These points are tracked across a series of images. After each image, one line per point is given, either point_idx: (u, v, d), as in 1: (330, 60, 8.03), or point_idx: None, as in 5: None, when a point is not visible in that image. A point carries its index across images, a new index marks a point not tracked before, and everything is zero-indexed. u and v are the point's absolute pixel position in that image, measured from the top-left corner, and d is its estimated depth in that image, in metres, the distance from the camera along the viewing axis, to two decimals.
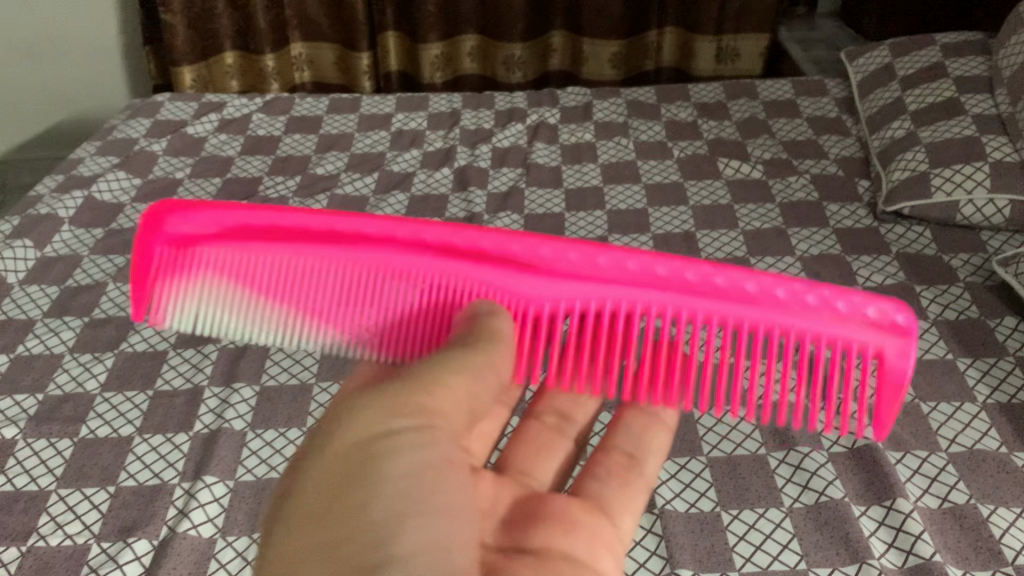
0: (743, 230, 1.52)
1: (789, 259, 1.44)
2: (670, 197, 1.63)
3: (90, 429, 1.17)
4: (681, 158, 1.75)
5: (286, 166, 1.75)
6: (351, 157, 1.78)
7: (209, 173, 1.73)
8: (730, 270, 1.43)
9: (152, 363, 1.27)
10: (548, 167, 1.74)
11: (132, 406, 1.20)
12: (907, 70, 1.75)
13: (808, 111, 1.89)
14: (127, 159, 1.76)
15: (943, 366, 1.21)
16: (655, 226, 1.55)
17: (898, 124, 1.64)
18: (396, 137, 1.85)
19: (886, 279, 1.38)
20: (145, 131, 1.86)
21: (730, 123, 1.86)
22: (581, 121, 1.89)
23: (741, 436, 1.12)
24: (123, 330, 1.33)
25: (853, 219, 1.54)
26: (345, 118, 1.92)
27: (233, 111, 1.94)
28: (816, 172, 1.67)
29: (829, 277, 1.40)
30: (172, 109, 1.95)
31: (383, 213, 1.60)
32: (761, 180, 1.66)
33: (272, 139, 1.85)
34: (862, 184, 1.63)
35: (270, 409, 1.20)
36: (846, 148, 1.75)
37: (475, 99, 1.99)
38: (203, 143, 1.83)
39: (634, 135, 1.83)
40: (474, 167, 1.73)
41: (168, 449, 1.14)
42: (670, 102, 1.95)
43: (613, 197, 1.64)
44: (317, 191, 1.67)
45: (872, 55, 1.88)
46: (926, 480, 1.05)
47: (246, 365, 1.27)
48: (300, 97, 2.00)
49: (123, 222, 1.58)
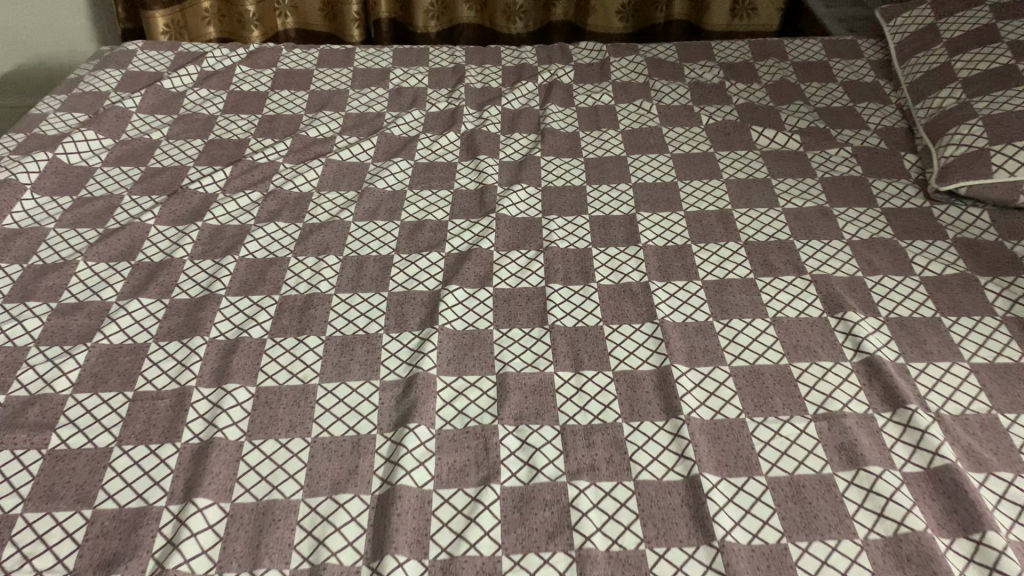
0: (785, 208, 1.39)
1: (837, 243, 1.31)
2: (700, 170, 1.49)
3: (61, 439, 1.02)
4: (710, 125, 1.59)
5: (274, 128, 1.58)
6: (345, 118, 1.62)
7: (189, 134, 1.56)
8: (774, 255, 1.30)
9: (131, 360, 1.12)
10: (564, 134, 1.59)
11: (110, 411, 1.05)
12: (953, 33, 1.61)
13: (842, 73, 1.73)
14: (95, 116, 1.57)
15: (1018, 371, 1.09)
16: (686, 204, 1.41)
17: (948, 92, 1.51)
18: (394, 95, 1.68)
19: (945, 269, 1.26)
20: (115, 84, 1.67)
21: (760, 86, 1.69)
22: (597, 81, 1.73)
23: (803, 452, 1.01)
24: (97, 319, 1.18)
25: (903, 198, 1.40)
26: (338, 73, 1.74)
27: (213, 62, 1.75)
28: (857, 144, 1.53)
29: (881, 265, 1.27)
30: (146, 59, 1.76)
31: (384, 184, 1.45)
32: (799, 151, 1.51)
33: (258, 95, 1.67)
34: (908, 158, 1.49)
35: (269, 415, 1.05)
36: (887, 117, 1.60)
37: (480, 54, 1.81)
38: (180, 98, 1.65)
39: (656, 98, 1.67)
40: (483, 132, 1.58)
41: (153, 464, 0.99)
42: (694, 61, 1.78)
43: (638, 169, 1.50)
44: (311, 156, 1.51)
45: (912, 14, 1.74)
46: (1015, 508, 0.94)
47: (238, 363, 1.12)
48: (286, 49, 1.81)
49: (94, 190, 1.41)
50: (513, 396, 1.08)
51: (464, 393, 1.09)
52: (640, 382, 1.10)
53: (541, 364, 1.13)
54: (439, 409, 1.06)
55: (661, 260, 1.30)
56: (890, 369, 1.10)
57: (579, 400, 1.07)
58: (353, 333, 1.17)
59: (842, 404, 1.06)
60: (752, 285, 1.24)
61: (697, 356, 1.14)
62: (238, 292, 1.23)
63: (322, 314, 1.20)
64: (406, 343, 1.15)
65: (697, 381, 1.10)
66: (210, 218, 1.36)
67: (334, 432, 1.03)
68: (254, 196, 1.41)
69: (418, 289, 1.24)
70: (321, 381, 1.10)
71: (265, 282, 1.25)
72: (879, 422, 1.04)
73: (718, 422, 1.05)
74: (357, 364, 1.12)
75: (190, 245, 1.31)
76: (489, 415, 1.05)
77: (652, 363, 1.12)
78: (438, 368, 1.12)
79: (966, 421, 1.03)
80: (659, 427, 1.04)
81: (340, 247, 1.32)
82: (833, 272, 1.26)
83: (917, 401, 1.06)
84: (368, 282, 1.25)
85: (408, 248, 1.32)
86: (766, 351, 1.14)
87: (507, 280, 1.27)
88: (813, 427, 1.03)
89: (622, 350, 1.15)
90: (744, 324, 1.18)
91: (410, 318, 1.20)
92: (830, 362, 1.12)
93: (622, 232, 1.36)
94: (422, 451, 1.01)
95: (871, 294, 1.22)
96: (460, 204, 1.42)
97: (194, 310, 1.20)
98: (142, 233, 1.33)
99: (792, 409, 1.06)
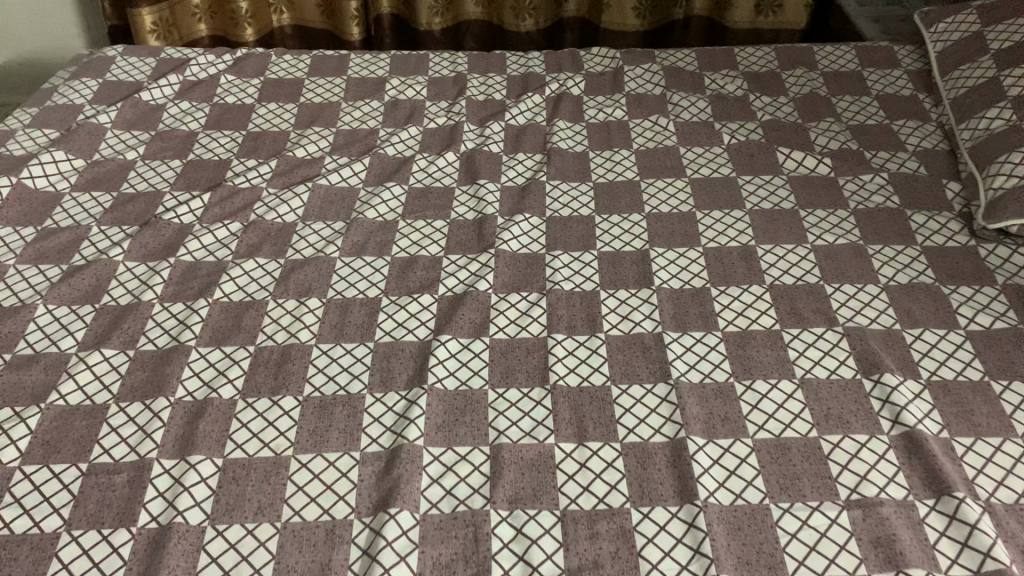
0: (814, 245, 1.26)
1: (872, 289, 1.18)
2: (721, 198, 1.36)
3: (3, 522, 0.91)
4: (733, 144, 1.46)
5: (258, 146, 1.47)
6: (336, 135, 1.50)
7: (167, 154, 1.44)
8: (802, 302, 1.17)
9: (87, 424, 1.01)
10: (572, 154, 1.46)
11: (60, 488, 0.94)
12: (1001, 44, 1.47)
13: (876, 86, 1.59)
14: (67, 133, 1.45)
15: None
16: (704, 238, 1.29)
17: (996, 113, 1.37)
18: (390, 109, 1.56)
19: (994, 321, 1.13)
20: (91, 96, 1.56)
21: (787, 101, 1.57)
22: (609, 92, 1.60)
23: (834, 549, 0.89)
24: (53, 375, 1.07)
25: (945, 235, 1.27)
26: (330, 82, 1.62)
27: (196, 70, 1.63)
28: (894, 170, 1.39)
29: (922, 315, 1.14)
30: (125, 67, 1.64)
31: (376, 213, 1.33)
32: (830, 178, 1.38)
33: (243, 108, 1.55)
34: (951, 187, 1.36)
35: (236, 494, 0.94)
36: (926, 137, 1.47)
37: (484, 61, 1.69)
38: (159, 112, 1.53)
39: (673, 113, 1.54)
40: (485, 152, 1.46)
41: (103, 554, 0.89)
42: (715, 70, 1.65)
43: (653, 195, 1.37)
44: (296, 181, 1.39)
45: (955, 20, 1.59)
46: None
47: (205, 429, 1.01)
48: (276, 55, 1.69)
49: (60, 219, 1.30)
50: (508, 474, 0.96)
51: (454, 468, 0.97)
52: (651, 458, 0.98)
53: (541, 433, 1.01)
54: (424, 489, 0.95)
55: (677, 306, 1.18)
56: (933, 446, 0.98)
57: (582, 479, 0.96)
58: (333, 394, 1.05)
59: (879, 488, 0.94)
60: (777, 339, 1.12)
61: (716, 426, 1.02)
62: (209, 342, 1.12)
63: (299, 370, 1.08)
64: (392, 406, 1.04)
65: (715, 457, 0.98)
66: (184, 253, 1.25)
67: (307, 516, 0.92)
68: (233, 227, 1.30)
69: (407, 340, 1.13)
70: (294, 453, 0.98)
71: (239, 330, 1.14)
72: (921, 512, 0.92)
73: (739, 508, 0.93)
74: (336, 432, 1.01)
75: (160, 285, 1.19)
76: (481, 497, 0.94)
77: (665, 434, 1.01)
78: (425, 438, 1.00)
79: (1020, 513, 0.92)
80: (672, 514, 0.92)
81: (324, 287, 1.20)
82: (868, 324, 1.14)
83: (964, 487, 0.94)
84: (353, 331, 1.14)
85: (397, 289, 1.21)
86: (792, 420, 1.02)
87: (505, 328, 1.15)
88: (846, 517, 0.92)
89: (632, 417, 1.03)
90: (768, 387, 1.06)
91: (397, 375, 1.08)
92: (865, 436, 1.00)
93: (633, 271, 1.23)
94: (404, 542, 0.90)
95: (911, 351, 1.10)
96: (457, 237, 1.30)
97: (160, 364, 1.09)
98: (109, 270, 1.21)
99: (822, 494, 0.94)
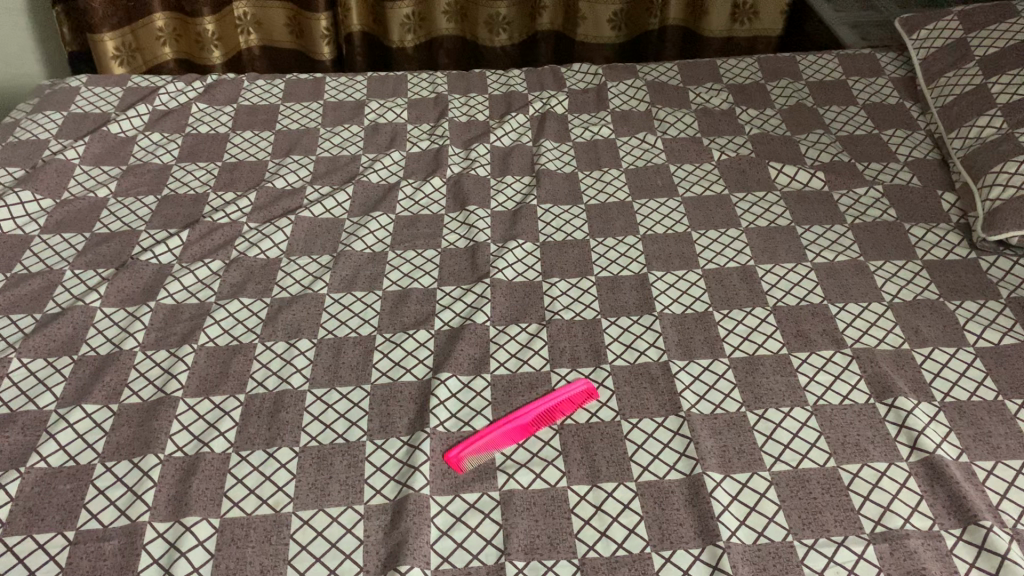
0: (814, 263, 1.24)
1: (877, 308, 1.17)
2: (716, 216, 1.33)
3: None
4: (723, 160, 1.44)
5: (236, 178, 1.41)
6: (317, 163, 1.45)
7: (140, 189, 1.38)
8: (807, 324, 1.15)
9: (72, 488, 0.95)
10: (561, 175, 1.42)
11: (46, 560, 0.88)
12: (986, 49, 1.45)
13: (862, 95, 1.58)
14: (33, 171, 1.39)
15: None
16: (703, 259, 1.26)
17: (986, 121, 1.35)
18: (371, 134, 1.52)
19: (1002, 337, 1.12)
20: (56, 130, 1.49)
21: (774, 113, 1.55)
22: (594, 110, 1.57)
23: None
24: (32, 435, 1.01)
25: (944, 249, 1.26)
26: (306, 107, 1.58)
27: (165, 100, 1.58)
28: (888, 183, 1.38)
29: (929, 334, 1.13)
30: (90, 98, 1.58)
31: (363, 245, 1.29)
32: (824, 192, 1.37)
33: (217, 137, 1.50)
34: (946, 198, 1.34)
35: (235, 558, 0.89)
36: (916, 147, 1.45)
37: (464, 82, 1.66)
38: (129, 145, 1.47)
39: (660, 129, 1.51)
40: (471, 176, 1.42)
41: None
42: (698, 84, 1.63)
43: (646, 216, 1.34)
44: (278, 213, 1.34)
45: (937, 25, 1.57)
46: None
47: (198, 488, 0.95)
48: (248, 80, 1.64)
49: (30, 264, 1.24)
50: (522, 523, 0.92)
51: (464, 519, 0.94)
52: (669, 497, 0.95)
53: (551, 476, 0.97)
54: (434, 543, 0.91)
55: (681, 333, 1.14)
56: (955, 473, 0.95)
57: (599, 524, 0.92)
58: (331, 442, 1.00)
59: (904, 519, 0.92)
60: (786, 364, 1.09)
61: (731, 460, 0.98)
62: (196, 392, 1.06)
63: (294, 418, 1.03)
64: (394, 453, 1.00)
65: (734, 494, 0.95)
66: (164, 296, 1.19)
67: None
68: (215, 265, 1.25)
69: (405, 380, 1.08)
70: (295, 509, 0.93)
71: (228, 377, 1.08)
72: (948, 543, 0.89)
73: (762, 547, 0.90)
74: (338, 484, 0.96)
75: (141, 332, 1.14)
76: (495, 550, 0.90)
77: (680, 471, 0.97)
78: (431, 487, 0.96)
79: None
80: (695, 556, 0.89)
81: (314, 327, 1.16)
82: (876, 345, 1.11)
83: (990, 514, 0.91)
84: (347, 372, 1.09)
85: (391, 326, 1.16)
86: (809, 450, 0.99)
87: (506, 363, 1.11)
88: (873, 551, 0.89)
89: (645, 454, 0.99)
90: (782, 415, 1.03)
91: (398, 419, 1.04)
92: (884, 464, 0.97)
93: (634, 296, 1.20)
94: None
95: (923, 371, 1.08)
96: (450, 267, 1.26)
97: (147, 418, 1.03)
98: (86, 318, 1.15)
99: (846, 527, 0.91)
